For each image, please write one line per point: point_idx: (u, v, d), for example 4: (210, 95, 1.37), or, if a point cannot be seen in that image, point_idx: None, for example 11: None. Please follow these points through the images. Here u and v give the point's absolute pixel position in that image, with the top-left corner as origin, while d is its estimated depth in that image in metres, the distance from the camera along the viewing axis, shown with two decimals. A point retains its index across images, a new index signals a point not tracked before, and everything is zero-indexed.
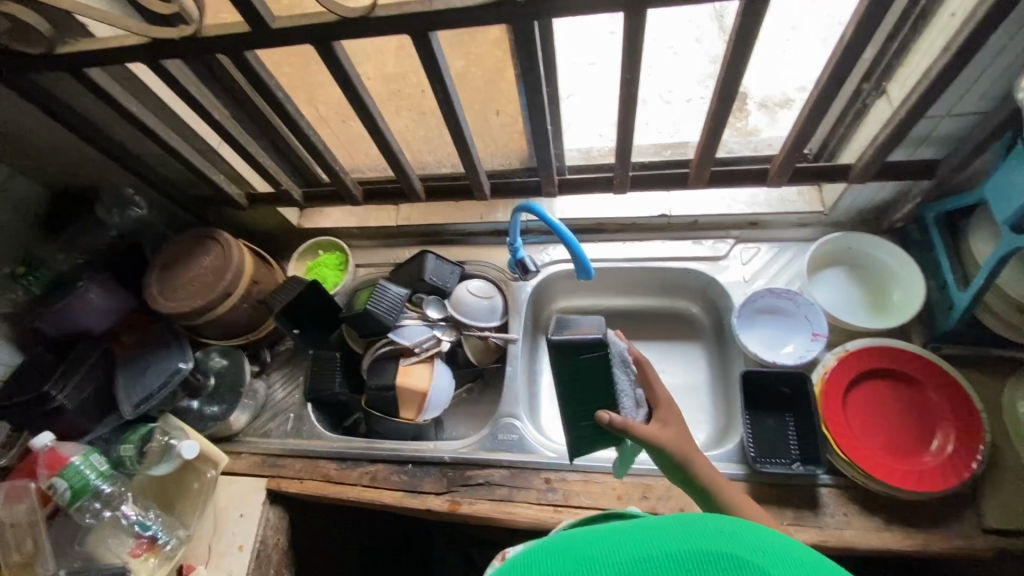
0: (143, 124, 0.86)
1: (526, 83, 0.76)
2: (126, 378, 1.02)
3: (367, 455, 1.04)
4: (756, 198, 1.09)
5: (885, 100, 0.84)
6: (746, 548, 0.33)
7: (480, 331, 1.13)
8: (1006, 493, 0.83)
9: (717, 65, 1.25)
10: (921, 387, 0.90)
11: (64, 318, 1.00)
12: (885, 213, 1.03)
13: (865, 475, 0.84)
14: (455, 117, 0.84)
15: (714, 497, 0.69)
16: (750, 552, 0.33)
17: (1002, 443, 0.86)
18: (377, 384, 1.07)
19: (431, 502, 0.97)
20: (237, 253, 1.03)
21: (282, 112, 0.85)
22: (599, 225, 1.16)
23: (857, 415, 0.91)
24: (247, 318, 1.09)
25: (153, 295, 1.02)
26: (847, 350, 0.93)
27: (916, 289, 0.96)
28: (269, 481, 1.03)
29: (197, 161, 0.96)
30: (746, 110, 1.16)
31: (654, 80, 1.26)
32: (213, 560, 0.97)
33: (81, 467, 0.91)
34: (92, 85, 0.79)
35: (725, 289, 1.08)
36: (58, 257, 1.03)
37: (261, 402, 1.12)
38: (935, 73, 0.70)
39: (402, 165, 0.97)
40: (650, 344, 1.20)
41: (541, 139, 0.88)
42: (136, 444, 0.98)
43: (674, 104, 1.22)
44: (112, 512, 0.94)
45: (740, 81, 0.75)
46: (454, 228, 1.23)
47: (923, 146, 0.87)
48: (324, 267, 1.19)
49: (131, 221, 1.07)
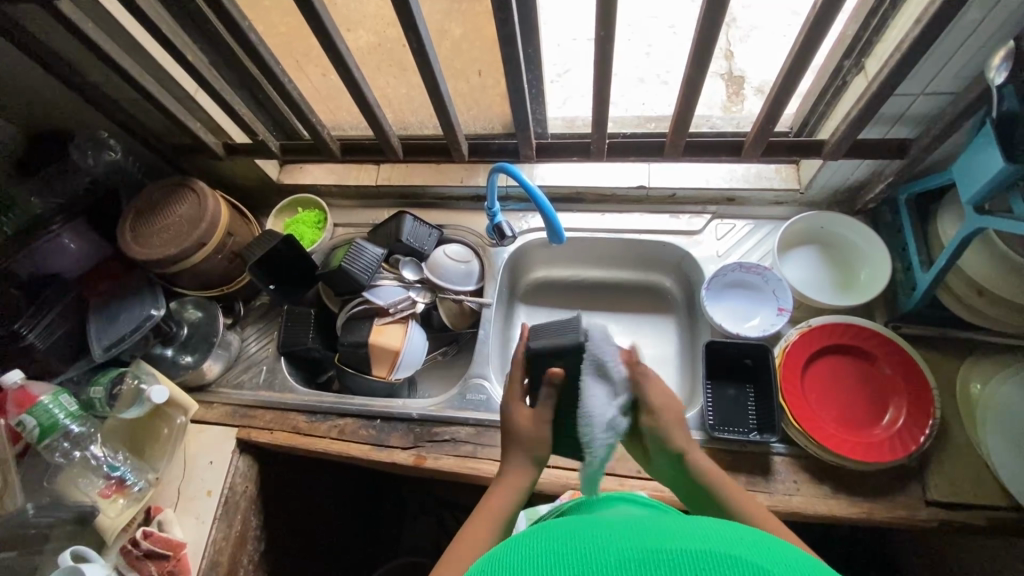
0: (115, 63, 0.85)
1: (501, 37, 0.74)
2: (97, 322, 1.02)
3: (337, 409, 1.05)
4: (734, 174, 1.10)
5: (863, 76, 0.85)
6: (767, 561, 0.38)
7: (455, 295, 1.14)
8: (951, 468, 0.86)
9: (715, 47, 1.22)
10: (877, 362, 0.92)
11: (34, 262, 1.01)
12: (858, 194, 1.04)
13: (816, 445, 0.87)
14: (432, 74, 0.83)
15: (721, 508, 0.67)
16: (768, 563, 0.37)
17: (952, 420, 0.89)
18: (351, 341, 1.09)
19: (397, 456, 1.00)
20: (212, 203, 1.02)
21: (257, 57, 0.84)
22: (578, 195, 1.16)
23: (816, 388, 0.93)
24: (222, 270, 1.09)
25: (127, 241, 1.02)
26: (810, 325, 0.95)
27: (882, 270, 0.98)
28: (239, 430, 1.05)
29: (173, 107, 0.96)
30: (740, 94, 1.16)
31: (652, 60, 1.25)
32: (181, 503, 0.99)
33: (49, 407, 0.92)
34: (63, 19, 0.78)
35: (698, 263, 1.10)
36: (32, 200, 1.03)
37: (235, 354, 1.13)
38: (907, 46, 0.70)
39: (380, 121, 0.96)
40: (623, 316, 1.22)
41: (518, 100, 0.87)
42: (107, 385, 0.99)
43: (669, 86, 1.22)
44: (82, 453, 0.96)
45: (713, 50, 0.74)
46: (434, 191, 1.22)
47: (896, 125, 0.87)
48: (302, 224, 1.19)
49: (106, 164, 1.06)
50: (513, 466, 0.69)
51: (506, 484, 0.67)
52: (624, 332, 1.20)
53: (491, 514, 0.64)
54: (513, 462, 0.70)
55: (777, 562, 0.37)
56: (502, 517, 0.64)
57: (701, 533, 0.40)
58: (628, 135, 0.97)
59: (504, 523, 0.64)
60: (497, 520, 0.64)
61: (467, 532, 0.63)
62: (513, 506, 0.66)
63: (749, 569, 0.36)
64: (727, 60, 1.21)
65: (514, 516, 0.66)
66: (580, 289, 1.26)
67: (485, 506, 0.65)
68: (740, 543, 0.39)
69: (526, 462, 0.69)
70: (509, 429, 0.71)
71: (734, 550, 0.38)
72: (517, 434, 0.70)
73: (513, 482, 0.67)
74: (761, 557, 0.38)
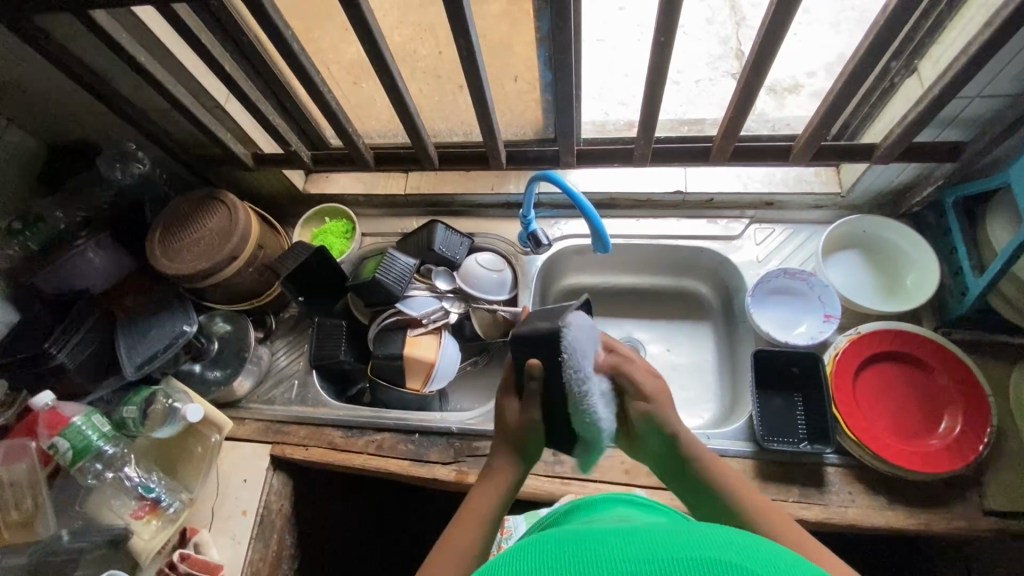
0: (148, 73, 0.82)
1: (556, 44, 0.73)
2: (126, 339, 0.99)
3: (373, 424, 1.03)
4: (773, 177, 1.08)
5: (916, 79, 0.83)
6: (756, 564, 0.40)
7: (489, 304, 1.13)
8: (1011, 476, 0.84)
9: (727, 46, 1.23)
10: (931, 369, 0.91)
11: (59, 277, 0.97)
12: (902, 197, 1.03)
13: (872, 455, 0.85)
14: (478, 80, 0.81)
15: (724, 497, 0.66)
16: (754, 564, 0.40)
17: (1008, 427, 0.87)
18: (384, 353, 1.07)
19: (438, 471, 0.97)
20: (244, 215, 1.00)
21: (297, 66, 0.81)
22: (613, 200, 1.15)
23: (867, 396, 0.91)
24: (252, 283, 1.07)
25: (156, 257, 0.99)
26: (860, 332, 0.93)
27: (930, 274, 0.96)
28: (273, 447, 1.03)
29: (205, 117, 0.93)
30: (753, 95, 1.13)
31: None
32: (217, 523, 0.97)
33: (83, 428, 0.89)
34: (99, 29, 0.75)
35: (738, 269, 1.08)
36: (57, 215, 1.00)
37: (265, 369, 1.11)
38: (975, 50, 0.68)
39: (419, 129, 0.94)
40: (658, 323, 1.20)
41: (565, 107, 0.84)
42: (139, 405, 0.96)
43: (679, 86, 1.19)
44: (115, 474, 0.93)
45: (774, 53, 0.71)
46: (464, 198, 1.20)
47: (949, 128, 0.85)
48: (330, 234, 1.17)
49: (134, 177, 1.04)
50: (498, 461, 0.69)
51: (491, 484, 0.68)
52: (659, 340, 1.19)
53: (475, 514, 0.65)
54: (498, 455, 0.70)
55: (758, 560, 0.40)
56: (485, 518, 0.65)
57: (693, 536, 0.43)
58: (669, 140, 0.94)
59: (491, 522, 0.65)
60: (481, 524, 0.64)
61: (453, 534, 0.63)
62: (499, 507, 0.67)
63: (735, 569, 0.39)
64: (737, 59, 1.21)
65: (500, 516, 0.66)
66: (612, 296, 1.24)
67: (467, 506, 0.66)
68: (729, 546, 0.42)
69: (513, 459, 0.69)
70: (502, 419, 0.71)
71: (722, 554, 0.40)
72: (510, 429, 0.69)
73: (499, 478, 0.68)
74: (747, 560, 0.40)
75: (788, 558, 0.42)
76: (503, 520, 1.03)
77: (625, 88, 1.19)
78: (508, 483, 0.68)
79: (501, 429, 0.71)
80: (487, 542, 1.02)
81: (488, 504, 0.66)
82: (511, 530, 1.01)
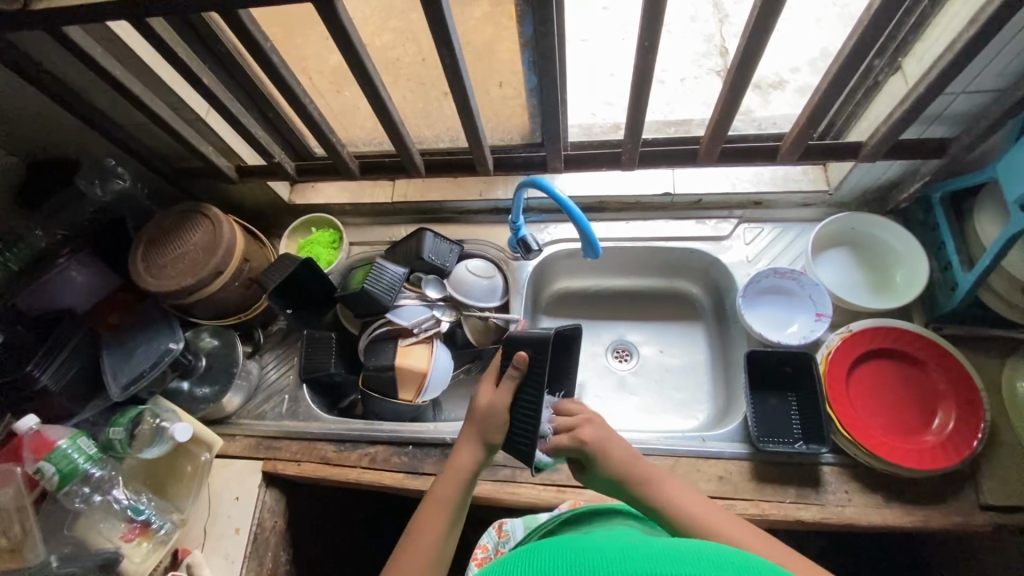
0: (125, 88, 0.81)
1: (539, 50, 0.72)
2: (112, 358, 0.97)
3: (366, 437, 1.02)
4: (761, 177, 1.08)
5: (900, 76, 0.83)
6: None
7: (480, 312, 1.11)
8: (1005, 470, 0.84)
9: (712, 43, 1.23)
10: (922, 365, 0.91)
11: (42, 297, 0.96)
12: (889, 194, 1.03)
13: (867, 453, 0.85)
14: (462, 87, 0.80)
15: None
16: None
17: (1001, 421, 0.87)
18: (375, 365, 1.05)
19: (433, 483, 0.96)
20: (228, 229, 0.98)
21: (278, 78, 0.80)
22: (602, 204, 1.14)
23: (861, 394, 0.91)
24: (239, 297, 1.05)
25: (139, 274, 0.97)
26: (851, 330, 0.93)
27: (919, 271, 0.96)
28: (265, 463, 1.01)
29: (185, 131, 0.91)
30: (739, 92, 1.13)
31: None
32: (209, 543, 0.95)
33: (69, 451, 0.87)
34: (72, 45, 0.73)
35: (728, 270, 1.08)
36: (35, 232, 0.98)
37: (254, 384, 1.09)
38: (959, 48, 0.68)
39: (404, 137, 0.93)
40: (650, 324, 1.20)
41: (551, 113, 0.84)
42: (126, 426, 0.93)
43: (665, 85, 1.19)
44: (103, 497, 0.91)
45: (759, 55, 0.71)
46: (452, 205, 1.19)
47: (934, 124, 0.86)
48: (317, 244, 1.15)
49: (114, 193, 1.01)
50: (462, 450, 0.73)
51: (454, 471, 0.72)
52: (653, 341, 1.18)
53: (440, 504, 0.71)
54: (463, 443, 0.74)
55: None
56: (448, 507, 0.70)
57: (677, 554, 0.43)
58: (657, 142, 0.94)
59: (454, 510, 0.71)
60: (444, 510, 0.70)
61: (418, 523, 0.70)
62: (463, 492, 0.72)
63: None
64: (722, 57, 1.21)
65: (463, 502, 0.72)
66: (604, 299, 1.23)
67: (433, 496, 0.72)
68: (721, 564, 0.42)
69: (478, 448, 0.73)
70: (472, 410, 0.74)
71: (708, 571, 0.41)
72: (478, 415, 0.73)
73: (463, 468, 0.72)
74: None
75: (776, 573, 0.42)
76: (500, 523, 0.95)
77: (611, 88, 1.18)
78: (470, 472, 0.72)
79: (469, 417, 0.75)
80: (484, 545, 0.94)
81: (450, 491, 0.71)
82: (509, 533, 0.93)
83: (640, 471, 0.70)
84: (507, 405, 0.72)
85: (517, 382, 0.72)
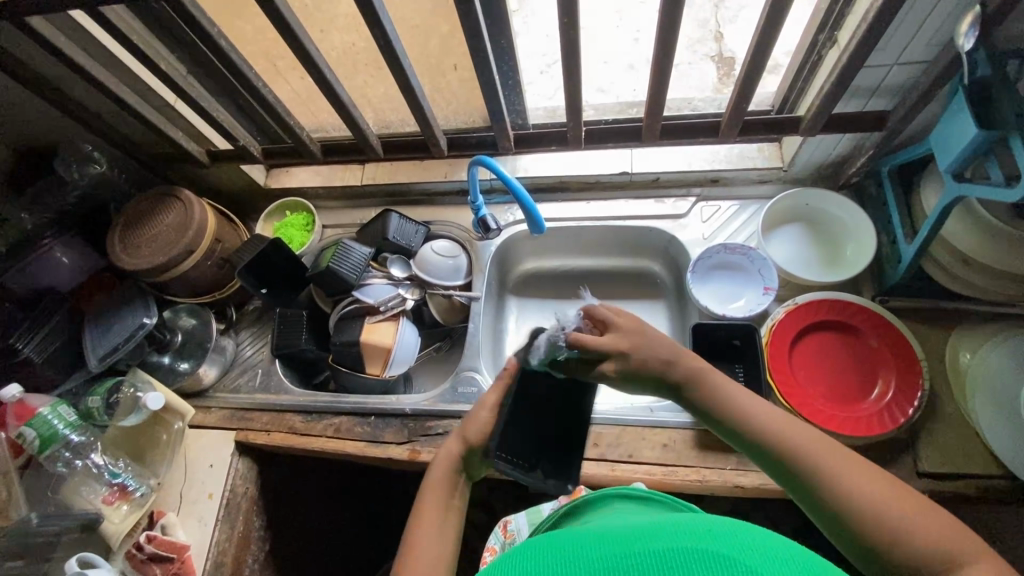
0: (92, 76, 0.86)
1: (466, 29, 0.75)
2: (93, 333, 1.04)
3: (332, 408, 1.07)
4: (718, 155, 1.09)
5: (836, 50, 0.84)
6: (727, 544, 0.43)
7: (444, 290, 1.15)
8: (943, 438, 0.85)
9: (707, 29, 1.17)
10: (864, 336, 0.92)
11: (26, 277, 1.01)
12: (841, 169, 1.04)
13: (805, 421, 0.86)
14: (401, 69, 0.83)
15: (809, 487, 0.56)
16: (720, 544, 0.43)
17: (943, 390, 0.89)
18: (343, 341, 1.09)
19: (391, 451, 1.01)
20: (199, 211, 1.04)
21: (228, 61, 0.84)
22: (563, 184, 1.16)
23: (805, 365, 0.93)
24: (212, 276, 1.11)
25: (117, 253, 1.03)
26: (796, 303, 0.95)
27: (868, 244, 0.97)
28: (237, 433, 1.06)
29: (153, 118, 0.97)
30: (732, 77, 1.12)
31: (641, 45, 1.19)
32: (184, 507, 1.00)
33: (49, 417, 0.94)
34: (36, 36, 0.78)
35: (684, 247, 1.10)
36: (23, 216, 1.04)
37: (230, 358, 1.15)
38: (873, 18, 0.69)
39: (356, 120, 0.97)
40: (615, 303, 1.22)
41: (490, 92, 0.86)
42: (103, 396, 1.01)
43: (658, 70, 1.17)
44: (83, 462, 0.97)
45: (678, 32, 0.74)
46: (419, 187, 1.23)
47: (873, 97, 0.86)
48: (291, 226, 1.20)
49: (92, 177, 1.06)
50: (446, 448, 0.70)
51: (441, 469, 0.69)
52: None
53: (431, 505, 0.66)
54: (448, 443, 0.70)
55: (737, 549, 0.42)
56: (439, 508, 0.65)
57: (682, 531, 0.46)
58: (607, 123, 0.97)
59: (446, 507, 0.66)
60: (437, 513, 0.65)
61: (411, 527, 0.64)
62: (451, 494, 0.67)
63: (707, 555, 0.41)
64: (718, 42, 1.16)
65: (454, 506, 0.66)
66: (571, 279, 1.26)
67: (423, 502, 0.67)
68: (708, 534, 0.44)
69: (461, 447, 0.69)
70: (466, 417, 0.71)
71: (692, 542, 0.43)
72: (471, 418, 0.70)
73: (446, 468, 0.68)
74: (721, 541, 0.43)
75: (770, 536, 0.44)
76: (506, 524, 1.06)
77: (604, 75, 1.20)
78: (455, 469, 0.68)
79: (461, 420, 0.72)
80: (493, 548, 1.06)
81: (441, 495, 0.66)
82: (514, 534, 1.04)
83: (687, 371, 0.64)
84: (495, 404, 0.69)
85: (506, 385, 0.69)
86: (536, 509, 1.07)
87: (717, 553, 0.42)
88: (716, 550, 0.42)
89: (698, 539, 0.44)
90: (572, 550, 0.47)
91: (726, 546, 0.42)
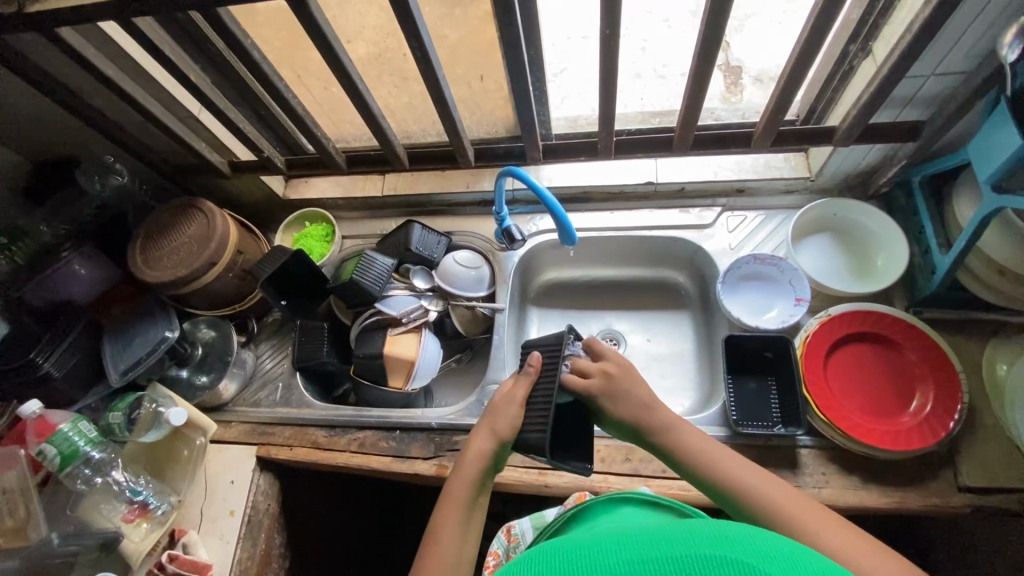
0: (119, 87, 0.85)
1: (505, 40, 0.74)
2: (113, 346, 1.03)
3: (356, 422, 1.05)
4: (743, 164, 1.09)
5: (871, 60, 0.83)
6: (748, 552, 0.41)
7: (467, 302, 1.13)
8: (984, 451, 0.84)
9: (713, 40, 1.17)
10: (899, 348, 0.91)
11: (45, 289, 0.99)
12: (870, 178, 1.03)
13: (842, 435, 0.85)
14: (435, 79, 0.82)
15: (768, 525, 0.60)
16: (742, 551, 0.41)
17: (981, 401, 0.87)
18: (365, 353, 1.08)
19: (418, 466, 0.99)
20: (221, 221, 1.02)
21: (258, 72, 0.83)
22: (586, 194, 1.16)
23: (839, 377, 0.92)
24: (234, 288, 1.09)
25: (138, 264, 1.02)
26: (830, 314, 0.94)
27: (899, 254, 0.97)
28: (258, 448, 1.04)
29: (177, 128, 0.96)
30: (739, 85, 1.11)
31: (649, 54, 1.20)
32: (205, 525, 0.98)
33: (70, 434, 0.90)
34: (66, 47, 0.77)
35: (711, 257, 1.09)
36: (42, 228, 1.02)
37: (250, 371, 1.13)
38: (919, 28, 0.69)
39: (385, 131, 0.96)
40: (638, 314, 1.21)
41: (523, 102, 0.86)
42: (125, 411, 0.98)
43: (667, 80, 1.16)
44: (104, 478, 0.95)
45: (719, 44, 0.73)
46: (441, 197, 1.22)
47: (907, 108, 0.86)
48: (311, 237, 1.19)
49: (113, 188, 1.07)
50: (474, 441, 0.69)
51: (468, 462, 0.68)
52: (640, 330, 1.19)
53: (456, 500, 0.66)
54: (477, 436, 0.70)
55: (757, 557, 0.40)
56: (464, 504, 0.66)
57: (700, 535, 0.44)
58: (635, 132, 0.96)
59: (469, 502, 0.66)
60: (461, 508, 0.65)
61: (436, 522, 0.65)
62: (476, 490, 0.67)
63: (726, 561, 0.40)
64: (725, 52, 1.15)
65: (478, 502, 0.67)
66: (593, 289, 1.25)
67: (446, 496, 0.67)
68: (725, 540, 0.42)
69: (490, 440, 0.68)
70: (490, 409, 0.71)
71: (709, 547, 0.42)
72: (494, 408, 0.71)
73: (472, 463, 0.68)
74: (742, 548, 0.41)
75: (795, 549, 0.43)
76: (509, 527, 1.03)
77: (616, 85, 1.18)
78: (483, 463, 0.68)
79: (486, 411, 0.72)
80: (495, 552, 1.02)
81: (468, 489, 0.67)
82: (519, 538, 1.01)
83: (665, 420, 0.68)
84: (524, 400, 0.70)
85: (533, 378, 0.72)
86: (539, 512, 1.04)
87: (737, 560, 0.40)
88: (736, 557, 0.40)
89: (717, 545, 0.42)
90: (585, 555, 0.45)
91: (747, 553, 0.40)
